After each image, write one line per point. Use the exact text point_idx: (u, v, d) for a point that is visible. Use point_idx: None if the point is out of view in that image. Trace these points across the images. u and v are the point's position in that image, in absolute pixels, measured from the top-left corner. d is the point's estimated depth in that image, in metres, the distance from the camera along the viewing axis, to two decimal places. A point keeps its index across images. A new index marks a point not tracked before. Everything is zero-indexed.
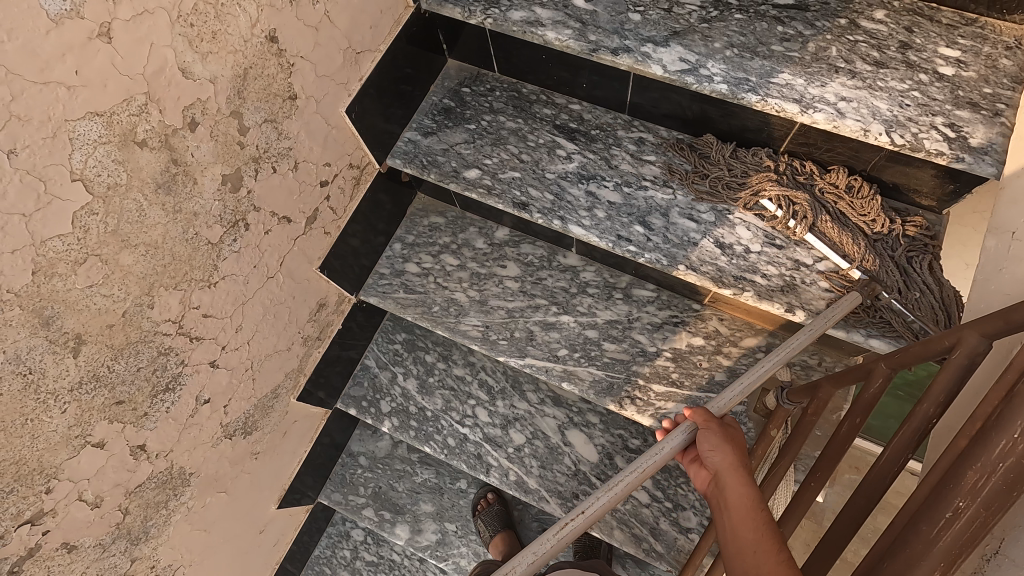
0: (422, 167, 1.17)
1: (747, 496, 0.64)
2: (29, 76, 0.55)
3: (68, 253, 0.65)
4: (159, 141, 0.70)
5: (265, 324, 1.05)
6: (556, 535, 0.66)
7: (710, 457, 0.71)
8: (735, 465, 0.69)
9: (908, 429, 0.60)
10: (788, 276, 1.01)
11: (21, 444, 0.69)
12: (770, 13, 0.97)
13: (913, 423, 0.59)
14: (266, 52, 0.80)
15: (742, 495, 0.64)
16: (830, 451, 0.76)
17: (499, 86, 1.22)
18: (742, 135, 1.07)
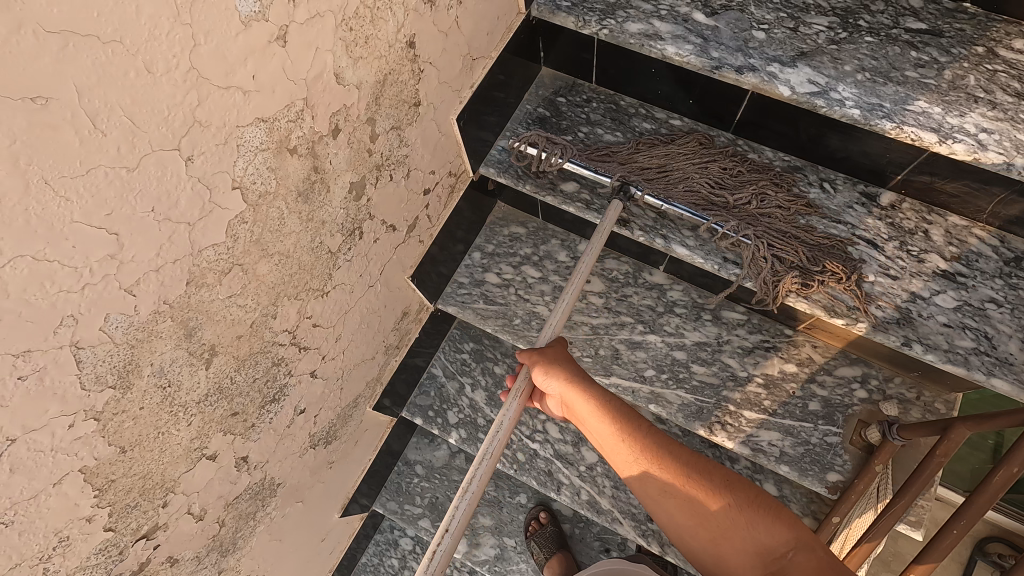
0: (518, 178, 1.15)
1: (633, 421, 0.75)
2: (214, 80, 0.52)
3: (218, 262, 0.62)
4: (307, 148, 0.67)
5: (359, 333, 1.02)
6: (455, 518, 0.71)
7: (550, 385, 0.80)
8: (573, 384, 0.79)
9: None
10: (903, 308, 0.98)
11: (150, 458, 0.66)
12: (903, 38, 0.94)
13: None
14: (404, 59, 0.77)
15: (621, 425, 0.75)
16: (975, 501, 0.76)
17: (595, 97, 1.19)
18: (855, 159, 1.04)
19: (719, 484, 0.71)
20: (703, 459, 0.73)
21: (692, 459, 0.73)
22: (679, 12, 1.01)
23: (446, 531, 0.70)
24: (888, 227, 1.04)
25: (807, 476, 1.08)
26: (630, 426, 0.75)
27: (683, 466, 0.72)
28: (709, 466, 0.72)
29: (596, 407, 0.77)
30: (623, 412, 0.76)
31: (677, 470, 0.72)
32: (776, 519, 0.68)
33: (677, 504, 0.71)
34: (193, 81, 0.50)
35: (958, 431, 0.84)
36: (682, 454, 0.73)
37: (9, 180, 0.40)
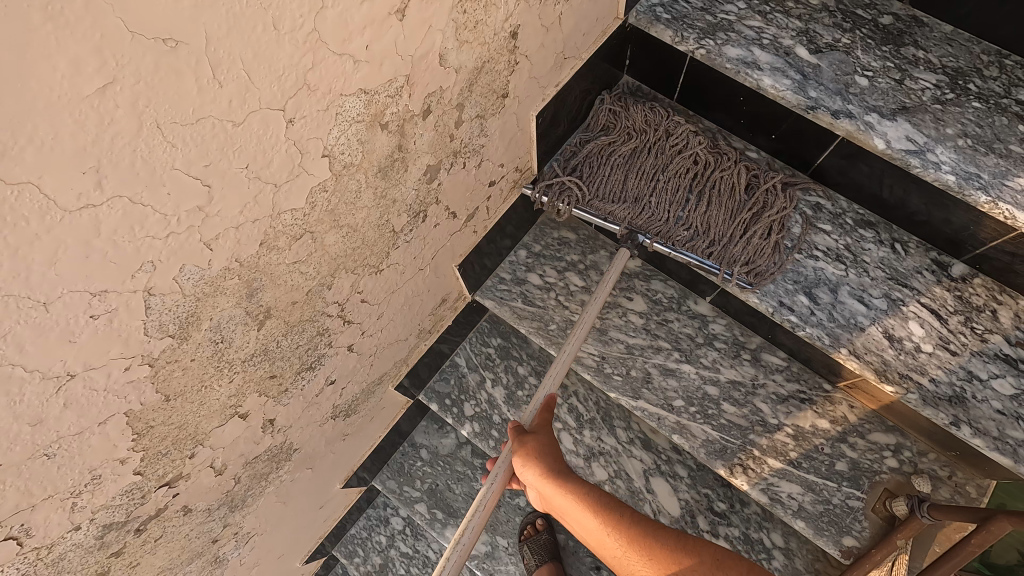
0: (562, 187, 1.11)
1: (627, 521, 0.85)
2: (332, 46, 0.50)
3: (292, 227, 0.61)
4: (397, 125, 0.65)
5: (400, 314, 1.01)
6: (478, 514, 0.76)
7: (528, 477, 0.84)
8: (552, 470, 0.83)
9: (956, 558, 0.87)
10: (958, 387, 0.94)
11: (189, 410, 0.65)
12: (1012, 109, 0.90)
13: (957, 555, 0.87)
14: (504, 48, 0.75)
15: (608, 519, 0.85)
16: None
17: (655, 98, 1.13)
18: (934, 225, 1.00)
19: (677, 542, 0.84)
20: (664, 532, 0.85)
21: (661, 533, 0.85)
22: (781, 44, 0.97)
23: (458, 544, 0.74)
24: (956, 301, 1.00)
25: (822, 536, 1.06)
26: (614, 520, 0.85)
27: (672, 550, 0.83)
28: (688, 547, 0.83)
29: (582, 503, 0.85)
30: (609, 504, 0.86)
31: (665, 556, 0.83)
32: (721, 566, 0.82)
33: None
34: (312, 43, 0.48)
35: (999, 524, 0.80)
36: (665, 541, 0.84)
37: (126, 119, 0.39)
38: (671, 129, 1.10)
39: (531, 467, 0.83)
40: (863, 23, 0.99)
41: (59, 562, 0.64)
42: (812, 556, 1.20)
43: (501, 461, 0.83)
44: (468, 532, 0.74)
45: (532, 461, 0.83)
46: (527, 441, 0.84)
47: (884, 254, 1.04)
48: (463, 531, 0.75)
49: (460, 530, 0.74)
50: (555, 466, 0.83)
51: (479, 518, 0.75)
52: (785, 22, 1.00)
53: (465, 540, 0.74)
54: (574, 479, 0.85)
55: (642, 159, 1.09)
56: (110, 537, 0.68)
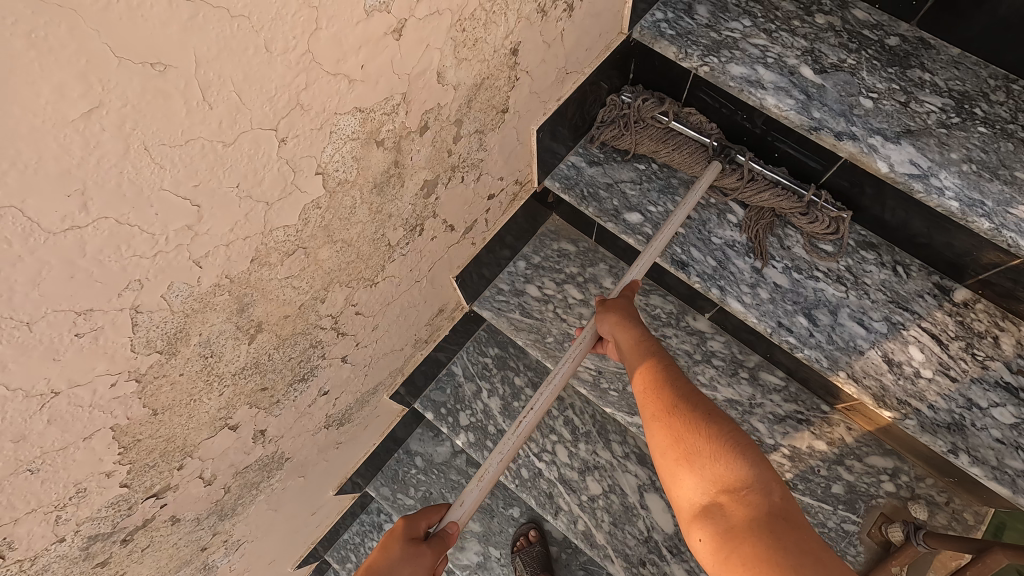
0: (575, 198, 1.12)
1: (664, 363, 0.72)
2: (325, 66, 0.50)
3: (285, 243, 0.61)
4: (393, 141, 0.65)
5: (395, 325, 1.00)
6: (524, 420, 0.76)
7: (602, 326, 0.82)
8: (628, 315, 0.80)
9: None
10: (957, 414, 0.93)
11: (177, 423, 0.65)
12: (1019, 135, 0.89)
13: None
14: (504, 65, 0.74)
15: (641, 360, 0.73)
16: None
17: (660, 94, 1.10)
18: (937, 249, 0.99)
19: (705, 414, 0.64)
20: (700, 396, 0.67)
21: (695, 397, 0.67)
22: (786, 63, 0.97)
23: (483, 476, 0.73)
24: (957, 326, 0.99)
25: None
26: (647, 361, 0.73)
27: (686, 403, 0.66)
28: (709, 411, 0.65)
29: (633, 342, 0.76)
30: (653, 348, 0.74)
31: (672, 400, 0.67)
32: (743, 457, 0.60)
33: (657, 429, 0.66)
34: (305, 64, 0.48)
35: (995, 556, 0.79)
36: (681, 389, 0.67)
37: (112, 142, 0.38)
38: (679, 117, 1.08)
39: (607, 318, 0.81)
40: (869, 44, 0.99)
41: (44, 574, 0.63)
42: None
43: (590, 330, 0.84)
44: (516, 435, 0.75)
45: (609, 312, 0.81)
46: (607, 301, 0.83)
47: (886, 277, 1.03)
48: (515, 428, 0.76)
49: (498, 446, 0.75)
50: (622, 333, 0.79)
51: (531, 419, 0.76)
52: (791, 40, 1.00)
53: (505, 449, 0.75)
54: (640, 327, 0.78)
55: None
56: (96, 548, 0.68)
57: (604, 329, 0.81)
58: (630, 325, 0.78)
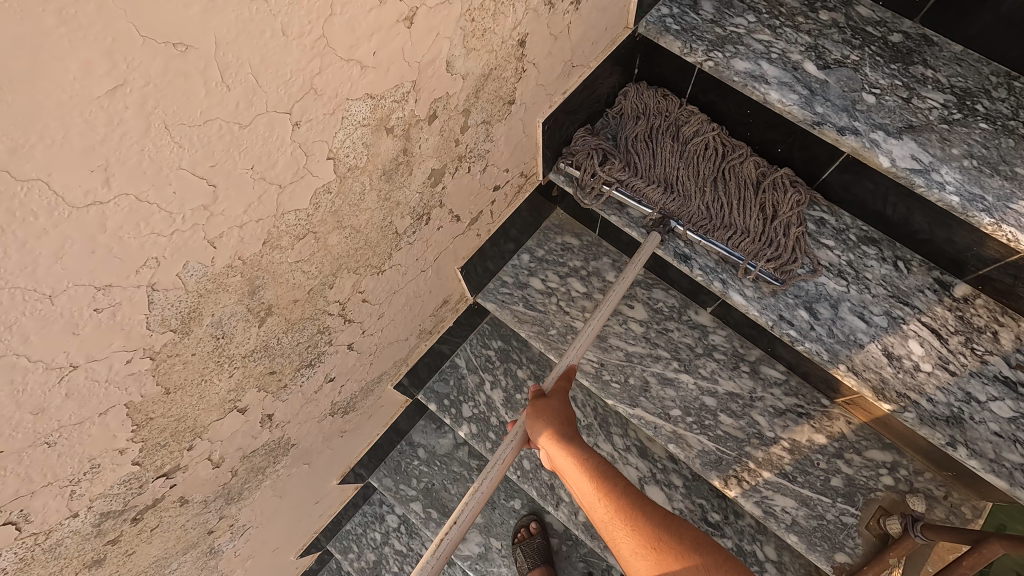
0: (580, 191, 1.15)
1: (633, 494, 0.81)
2: (339, 52, 0.51)
3: (296, 227, 0.62)
4: (402, 129, 0.66)
5: (401, 314, 1.02)
6: (471, 502, 0.76)
7: (534, 438, 0.85)
8: (569, 424, 0.85)
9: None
10: (956, 407, 0.94)
11: (188, 403, 0.66)
12: (1020, 131, 0.90)
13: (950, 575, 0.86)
14: (511, 56, 0.76)
15: (599, 484, 0.81)
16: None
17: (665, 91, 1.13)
18: (938, 244, 1.00)
19: (687, 545, 0.77)
20: (673, 522, 0.80)
21: (670, 524, 0.79)
22: (790, 58, 0.98)
23: (436, 552, 0.72)
24: (957, 320, 1.00)
25: (815, 551, 1.06)
26: (607, 486, 0.81)
27: (668, 531, 0.78)
28: (692, 542, 0.77)
29: (581, 464, 0.82)
30: (608, 474, 0.83)
31: (654, 535, 0.77)
32: (731, 573, 0.74)
33: (644, 563, 0.75)
34: (319, 49, 0.49)
35: (991, 547, 0.80)
36: (663, 525, 0.79)
37: (133, 120, 0.40)
38: (682, 119, 1.11)
39: (541, 424, 0.84)
40: (872, 40, 0.99)
41: (57, 548, 0.65)
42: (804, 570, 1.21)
43: (518, 426, 0.86)
44: (471, 502, 0.76)
45: (542, 424, 0.84)
46: (540, 403, 0.87)
47: (886, 272, 1.04)
48: (454, 522, 0.75)
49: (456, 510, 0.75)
50: (564, 430, 0.84)
51: (486, 487, 0.77)
52: (795, 36, 1.01)
53: (464, 517, 0.75)
54: (581, 444, 0.84)
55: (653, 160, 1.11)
56: (107, 526, 0.69)
57: (539, 442, 0.85)
58: (575, 444, 0.84)
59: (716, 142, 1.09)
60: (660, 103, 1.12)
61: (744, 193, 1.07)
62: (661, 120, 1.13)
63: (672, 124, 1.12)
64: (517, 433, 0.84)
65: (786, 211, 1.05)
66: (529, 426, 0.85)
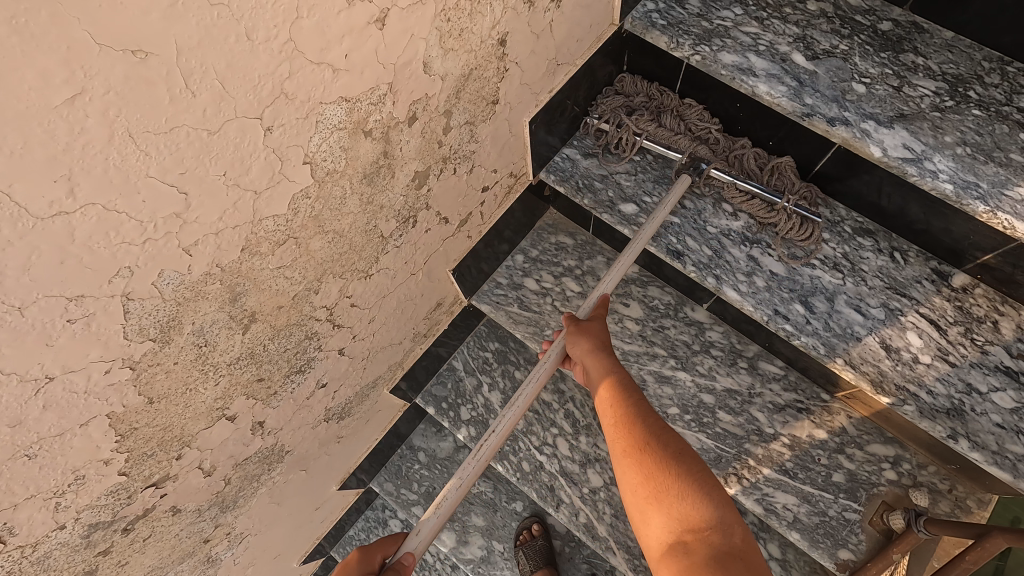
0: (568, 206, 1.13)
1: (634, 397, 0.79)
2: (309, 55, 0.51)
3: (275, 233, 0.62)
4: (381, 132, 0.66)
5: (393, 318, 1.01)
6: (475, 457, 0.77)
7: (574, 349, 0.86)
8: (599, 347, 0.84)
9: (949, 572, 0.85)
10: (956, 399, 0.93)
11: (174, 412, 0.66)
12: (1014, 117, 0.88)
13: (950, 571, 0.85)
14: (492, 55, 0.75)
15: (613, 395, 0.80)
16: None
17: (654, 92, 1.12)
18: (934, 235, 0.99)
19: (674, 457, 0.71)
20: (671, 435, 0.74)
21: (665, 435, 0.74)
22: (778, 50, 0.96)
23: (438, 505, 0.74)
24: (955, 310, 0.98)
25: (817, 548, 1.05)
26: (617, 397, 0.79)
27: (671, 451, 0.72)
28: (686, 454, 0.71)
29: (604, 378, 0.82)
30: (625, 381, 0.81)
31: (644, 436, 0.74)
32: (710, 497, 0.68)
33: (629, 464, 0.73)
34: (288, 53, 0.49)
35: (993, 541, 0.79)
36: (662, 434, 0.74)
37: (96, 129, 0.39)
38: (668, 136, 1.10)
39: (579, 340, 0.85)
40: (861, 29, 0.98)
41: (45, 560, 0.65)
42: (809, 567, 1.19)
43: (555, 348, 0.89)
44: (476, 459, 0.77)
45: (579, 338, 0.85)
46: (577, 323, 0.88)
47: (883, 263, 1.02)
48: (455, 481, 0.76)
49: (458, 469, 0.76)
50: (591, 357, 0.83)
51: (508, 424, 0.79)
52: (782, 28, 0.99)
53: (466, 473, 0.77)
54: (610, 360, 0.83)
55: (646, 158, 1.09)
56: (97, 536, 0.69)
57: (574, 351, 0.86)
58: (602, 351, 0.83)
59: (706, 145, 1.08)
60: (655, 97, 1.11)
61: (745, 189, 1.06)
62: (650, 120, 1.11)
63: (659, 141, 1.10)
64: (552, 354, 0.87)
65: (788, 201, 1.03)
66: (567, 342, 0.87)
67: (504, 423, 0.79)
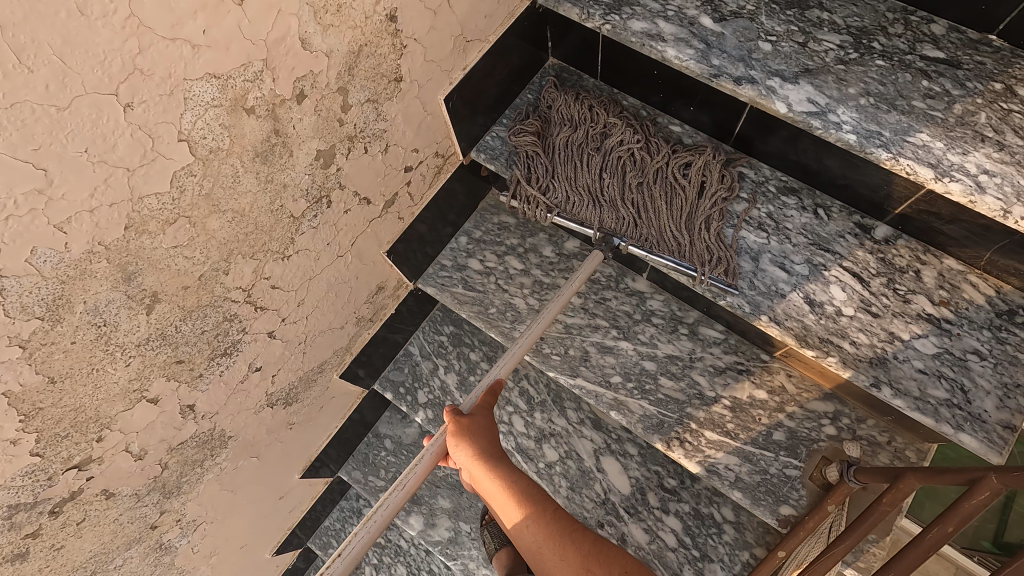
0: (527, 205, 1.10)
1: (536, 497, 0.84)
2: (159, 31, 0.53)
3: (161, 212, 0.63)
4: (266, 110, 0.67)
5: (325, 301, 1.03)
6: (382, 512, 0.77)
7: (460, 457, 0.84)
8: (487, 458, 0.83)
9: (867, 520, 0.86)
10: (879, 348, 0.94)
11: (83, 393, 0.69)
12: (917, 65, 0.89)
13: (870, 517, 0.86)
14: (383, 32, 0.77)
15: (521, 503, 0.83)
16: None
17: (593, 99, 1.12)
18: (855, 188, 0.99)
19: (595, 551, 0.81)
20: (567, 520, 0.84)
21: (565, 520, 0.84)
22: (686, 14, 0.98)
23: (339, 556, 0.75)
24: (879, 259, 0.99)
25: (759, 505, 1.06)
26: (529, 502, 0.83)
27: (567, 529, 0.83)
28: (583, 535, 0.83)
29: (505, 489, 0.83)
30: (526, 491, 0.83)
31: (555, 532, 0.82)
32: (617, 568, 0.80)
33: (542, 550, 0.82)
34: (133, 29, 0.51)
35: (908, 481, 0.80)
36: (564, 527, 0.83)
37: None
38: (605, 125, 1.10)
39: (464, 448, 0.84)
40: None
41: None
42: (762, 528, 1.21)
43: (435, 442, 0.85)
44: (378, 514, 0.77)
45: (468, 444, 0.84)
46: (461, 423, 0.85)
47: (807, 220, 1.03)
48: (368, 521, 0.77)
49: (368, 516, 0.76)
50: (490, 448, 0.84)
51: (397, 499, 0.78)
52: None
53: (380, 516, 0.77)
54: (507, 467, 0.84)
55: (575, 178, 1.09)
56: (21, 518, 0.73)
57: (458, 456, 0.84)
58: (495, 463, 0.83)
59: (640, 151, 1.07)
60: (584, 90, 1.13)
61: (689, 170, 1.06)
62: (587, 129, 1.11)
63: (598, 131, 1.10)
64: (432, 450, 0.84)
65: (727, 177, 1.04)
66: (454, 446, 0.85)
67: (407, 482, 0.80)
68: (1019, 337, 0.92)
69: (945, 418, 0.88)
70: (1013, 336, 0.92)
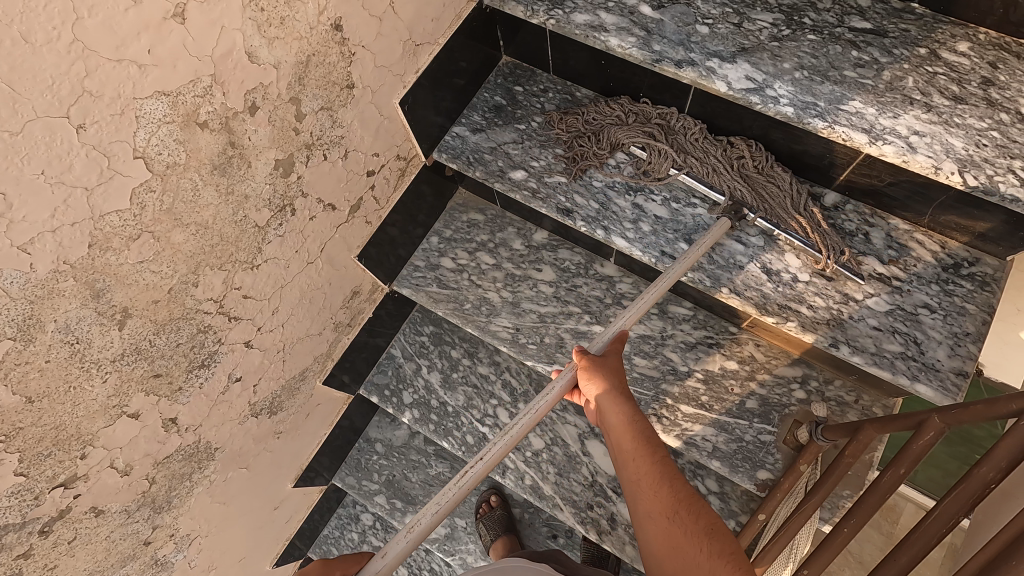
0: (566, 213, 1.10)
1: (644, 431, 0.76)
2: (103, 53, 0.56)
3: (124, 228, 0.66)
4: (219, 123, 0.70)
5: (300, 308, 1.05)
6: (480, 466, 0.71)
7: (588, 389, 0.81)
8: (618, 391, 0.78)
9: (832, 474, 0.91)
10: (835, 310, 0.98)
11: (62, 411, 0.71)
12: (846, 37, 0.94)
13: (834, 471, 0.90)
14: (330, 41, 0.80)
15: (631, 431, 0.76)
16: (944, 505, 0.59)
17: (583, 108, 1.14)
18: (801, 159, 1.04)
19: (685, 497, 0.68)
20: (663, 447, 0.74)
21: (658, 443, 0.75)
22: (626, 5, 1.01)
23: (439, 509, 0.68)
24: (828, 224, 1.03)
25: (736, 472, 1.09)
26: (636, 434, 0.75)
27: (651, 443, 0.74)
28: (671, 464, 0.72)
29: (624, 423, 0.76)
30: (637, 417, 0.77)
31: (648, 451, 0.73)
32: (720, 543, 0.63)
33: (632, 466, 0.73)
34: (78, 52, 0.54)
35: (866, 432, 0.84)
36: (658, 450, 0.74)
37: None
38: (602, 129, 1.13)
39: (597, 383, 0.80)
40: None
41: None
42: (746, 496, 1.24)
43: (561, 378, 0.82)
44: (460, 486, 0.70)
45: (598, 380, 0.80)
46: (592, 359, 0.82)
47: None
48: (460, 479, 0.70)
49: (436, 497, 0.68)
50: (617, 382, 0.79)
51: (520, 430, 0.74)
52: None
53: (447, 500, 0.69)
54: (628, 401, 0.78)
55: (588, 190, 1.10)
56: (11, 539, 0.75)
57: (586, 389, 0.81)
58: (619, 399, 0.78)
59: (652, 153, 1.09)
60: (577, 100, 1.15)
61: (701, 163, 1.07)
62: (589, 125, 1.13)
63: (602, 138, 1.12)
64: (560, 383, 0.81)
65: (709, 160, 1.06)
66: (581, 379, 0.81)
67: (513, 431, 0.74)
68: (965, 289, 0.96)
69: (901, 371, 0.92)
70: (960, 287, 0.96)
